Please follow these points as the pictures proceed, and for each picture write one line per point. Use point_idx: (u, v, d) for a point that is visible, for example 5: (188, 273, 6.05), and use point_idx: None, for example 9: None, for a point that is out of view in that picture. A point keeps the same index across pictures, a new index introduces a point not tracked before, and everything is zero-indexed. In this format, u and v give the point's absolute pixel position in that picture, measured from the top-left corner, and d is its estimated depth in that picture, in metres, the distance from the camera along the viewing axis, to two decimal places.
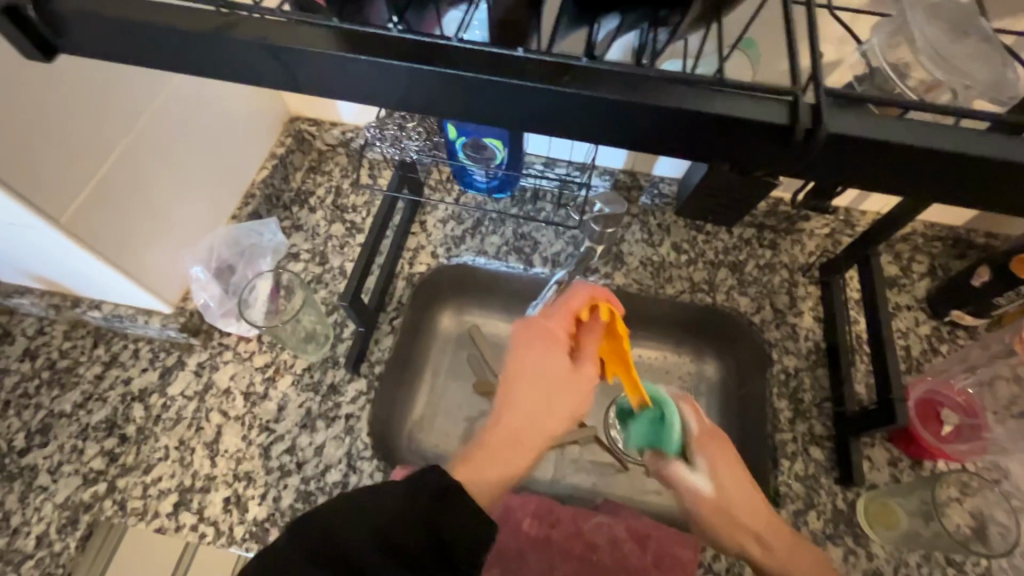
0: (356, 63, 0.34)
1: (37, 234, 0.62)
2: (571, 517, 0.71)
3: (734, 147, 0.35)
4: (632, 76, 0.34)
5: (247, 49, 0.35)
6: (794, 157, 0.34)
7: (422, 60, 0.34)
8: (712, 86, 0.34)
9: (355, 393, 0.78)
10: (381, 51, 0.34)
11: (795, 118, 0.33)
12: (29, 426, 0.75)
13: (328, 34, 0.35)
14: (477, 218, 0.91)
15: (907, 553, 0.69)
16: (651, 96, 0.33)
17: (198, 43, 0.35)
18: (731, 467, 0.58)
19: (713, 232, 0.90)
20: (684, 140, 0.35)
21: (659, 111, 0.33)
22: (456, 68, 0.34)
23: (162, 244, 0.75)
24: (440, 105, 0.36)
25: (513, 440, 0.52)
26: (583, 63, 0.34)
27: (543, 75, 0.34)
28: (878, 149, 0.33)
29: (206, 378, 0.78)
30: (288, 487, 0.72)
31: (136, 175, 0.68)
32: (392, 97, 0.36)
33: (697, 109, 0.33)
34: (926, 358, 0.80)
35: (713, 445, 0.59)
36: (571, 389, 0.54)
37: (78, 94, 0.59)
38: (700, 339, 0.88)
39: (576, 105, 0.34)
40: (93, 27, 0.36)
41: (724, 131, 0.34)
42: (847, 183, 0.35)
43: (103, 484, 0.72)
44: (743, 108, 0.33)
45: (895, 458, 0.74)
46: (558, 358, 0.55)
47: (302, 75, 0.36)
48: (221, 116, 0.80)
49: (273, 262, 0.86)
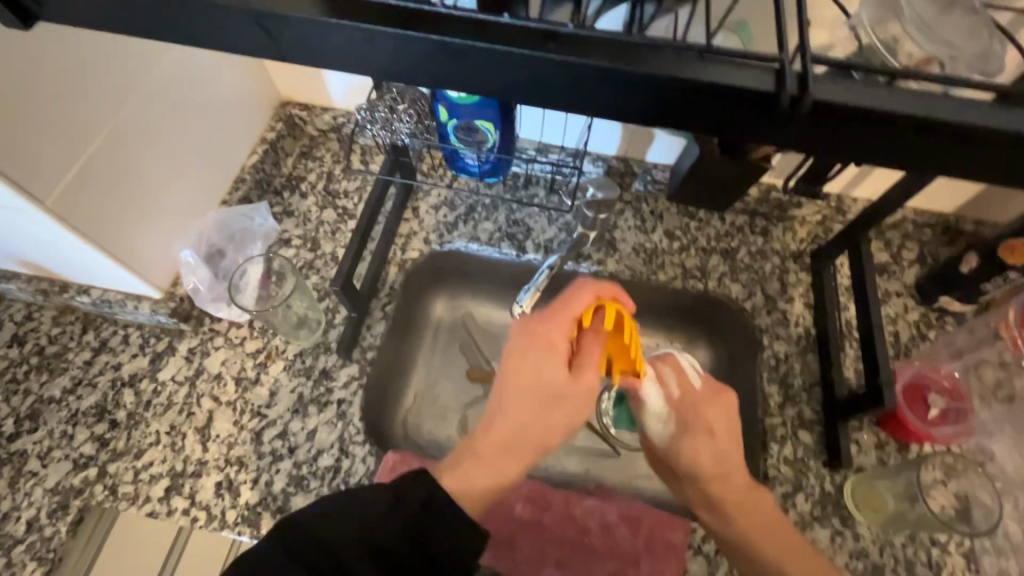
0: (340, 29, 0.34)
1: (24, 216, 0.61)
2: (562, 501, 0.72)
3: (724, 116, 0.35)
4: (620, 43, 0.34)
5: (231, 16, 0.35)
6: (781, 126, 0.34)
7: (407, 26, 0.34)
8: (699, 55, 0.34)
9: (346, 378, 0.78)
10: (368, 17, 0.34)
11: (781, 85, 0.33)
12: (18, 411, 0.75)
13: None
14: (470, 204, 0.91)
15: (893, 534, 0.70)
16: (638, 64, 0.33)
17: (181, 10, 0.35)
18: (703, 440, 0.58)
19: (705, 219, 0.90)
20: (673, 111, 0.35)
21: (647, 80, 0.33)
22: (441, 34, 0.33)
23: (152, 228, 0.74)
24: (427, 72, 0.36)
25: (504, 448, 0.53)
26: (571, 30, 0.34)
27: (531, 42, 0.33)
28: (866, 119, 0.33)
29: (197, 364, 0.78)
30: (280, 471, 0.72)
31: (124, 157, 0.67)
32: (379, 64, 0.36)
33: (684, 77, 0.33)
34: (914, 343, 0.80)
35: (688, 410, 0.59)
36: (568, 398, 0.54)
37: (63, 72, 0.57)
38: (692, 329, 0.87)
39: (564, 73, 0.34)
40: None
41: (711, 100, 0.34)
42: (837, 154, 0.35)
43: (94, 469, 0.71)
44: (731, 76, 0.33)
45: (882, 441, 0.75)
46: (553, 366, 0.54)
47: (287, 43, 0.36)
48: (211, 100, 0.80)
49: (263, 247, 0.86)
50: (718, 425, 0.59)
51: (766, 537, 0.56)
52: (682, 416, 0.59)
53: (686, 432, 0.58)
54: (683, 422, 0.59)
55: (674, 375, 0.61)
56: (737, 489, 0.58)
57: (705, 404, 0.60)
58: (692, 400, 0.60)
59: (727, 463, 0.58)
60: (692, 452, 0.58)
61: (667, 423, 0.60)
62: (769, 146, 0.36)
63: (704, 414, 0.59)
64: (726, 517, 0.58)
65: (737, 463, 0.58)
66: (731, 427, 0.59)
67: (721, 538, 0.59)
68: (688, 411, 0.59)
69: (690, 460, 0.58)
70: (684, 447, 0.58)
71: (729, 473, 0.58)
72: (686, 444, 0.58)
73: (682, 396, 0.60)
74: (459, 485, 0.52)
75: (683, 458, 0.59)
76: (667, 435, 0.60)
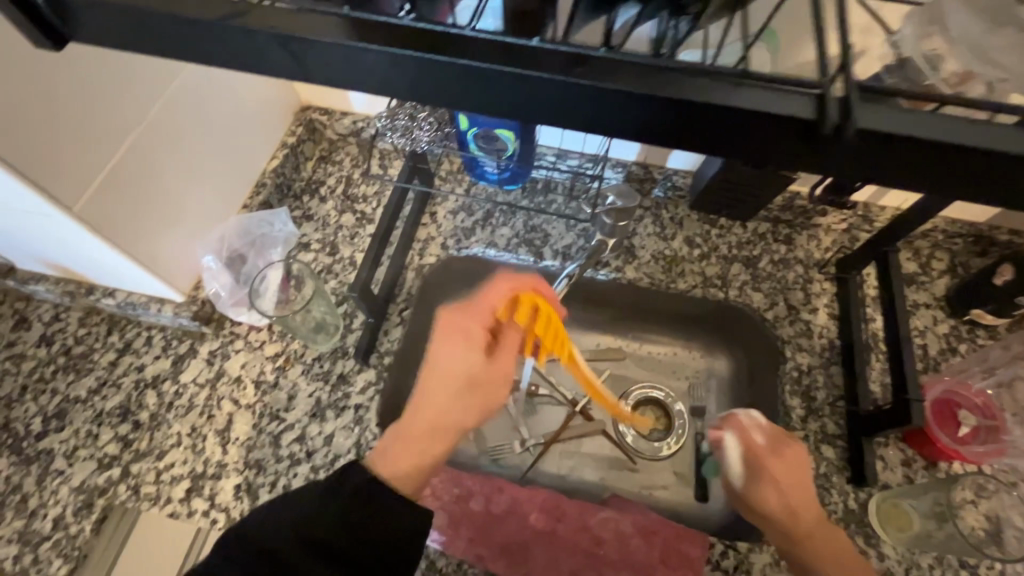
0: (367, 53, 0.34)
1: (52, 222, 0.62)
2: (578, 511, 0.71)
3: (757, 142, 0.34)
4: (653, 68, 0.33)
5: (258, 38, 0.35)
6: (821, 155, 0.34)
7: (435, 51, 0.33)
8: (735, 80, 0.33)
9: (364, 383, 0.78)
10: (395, 41, 0.34)
11: (822, 113, 0.32)
12: (46, 411, 0.76)
13: (339, 21, 0.34)
14: (487, 210, 0.91)
15: (919, 555, 0.68)
16: (669, 88, 0.33)
17: (208, 32, 0.35)
18: (776, 484, 0.57)
19: (727, 226, 0.89)
20: (703, 135, 0.34)
21: (679, 105, 0.33)
22: (471, 60, 0.33)
23: (174, 233, 0.75)
24: (455, 96, 0.35)
25: (429, 434, 0.52)
26: (604, 54, 0.33)
27: (559, 66, 0.33)
28: (907, 146, 0.32)
29: (218, 366, 0.79)
30: (298, 475, 0.72)
31: (148, 164, 0.68)
32: (406, 89, 0.36)
33: (719, 101, 0.32)
34: (944, 357, 0.78)
35: (760, 465, 0.58)
36: (486, 383, 0.54)
37: (90, 82, 0.58)
38: (713, 337, 0.86)
39: (592, 98, 0.33)
40: (103, 17, 0.36)
41: (745, 125, 0.33)
42: (874, 181, 0.35)
43: (118, 469, 0.73)
44: (767, 102, 0.32)
45: (909, 458, 0.73)
46: (472, 353, 0.53)
47: (313, 65, 0.36)
48: (232, 107, 0.80)
49: (284, 252, 0.87)
50: (785, 475, 0.58)
51: (831, 562, 0.55)
52: (756, 467, 0.58)
53: (756, 485, 0.58)
54: (756, 472, 0.58)
55: (744, 429, 0.61)
56: (811, 525, 0.56)
57: (778, 456, 0.59)
58: (768, 449, 0.59)
59: (801, 508, 0.56)
60: (771, 497, 0.57)
61: (741, 479, 0.59)
62: (797, 169, 0.35)
63: (775, 463, 0.58)
64: (798, 551, 0.56)
65: (808, 501, 0.57)
66: (807, 476, 0.58)
67: (795, 563, 0.57)
68: (765, 459, 0.58)
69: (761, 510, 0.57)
70: (761, 494, 0.57)
71: (800, 515, 0.56)
72: (765, 488, 0.57)
73: (754, 451, 0.59)
74: (391, 468, 0.51)
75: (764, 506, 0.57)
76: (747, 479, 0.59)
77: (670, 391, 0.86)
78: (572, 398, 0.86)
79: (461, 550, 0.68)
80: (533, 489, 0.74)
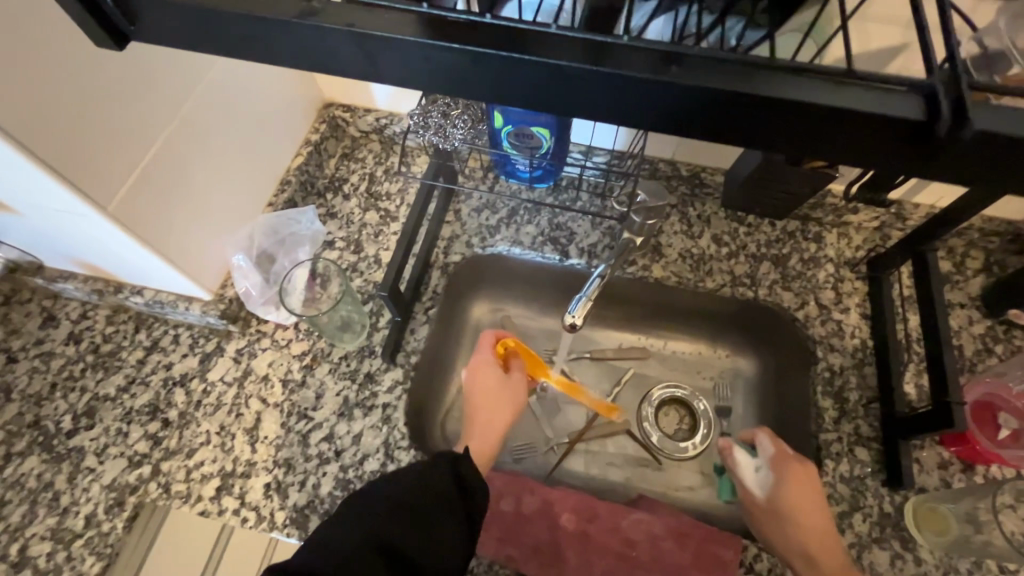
0: (447, 52, 0.34)
1: (86, 221, 0.62)
2: (607, 513, 0.71)
3: (848, 142, 0.34)
4: (741, 66, 0.33)
5: (332, 36, 0.35)
6: (930, 156, 0.33)
7: (518, 50, 0.33)
8: (839, 80, 0.32)
9: (391, 382, 0.78)
10: (478, 39, 0.34)
11: (937, 113, 0.31)
12: (76, 408, 0.77)
13: (416, 20, 0.34)
14: (511, 208, 0.90)
15: (957, 559, 0.67)
16: (766, 88, 0.32)
17: (280, 31, 0.35)
18: (793, 487, 0.64)
19: (756, 224, 0.88)
20: (795, 135, 0.34)
21: (773, 105, 0.33)
22: (556, 58, 0.33)
23: (202, 232, 0.75)
24: (537, 95, 0.35)
25: (483, 430, 0.71)
26: (707, 55, 0.33)
27: (651, 65, 0.33)
28: (1002, 145, 0.31)
29: (245, 365, 0.79)
30: (327, 474, 0.72)
31: (179, 163, 0.67)
32: (486, 87, 0.36)
33: (818, 101, 0.32)
34: (980, 358, 0.77)
35: (788, 467, 0.66)
36: (503, 393, 0.73)
37: (125, 79, 0.58)
38: (740, 336, 0.86)
39: (681, 98, 0.33)
40: (170, 16, 0.36)
41: (845, 125, 0.33)
42: (975, 184, 0.34)
43: (148, 467, 0.73)
44: (872, 102, 0.32)
45: (946, 461, 0.72)
46: (488, 377, 0.73)
47: (385, 63, 0.36)
48: (259, 104, 0.80)
49: (311, 250, 0.86)
50: (810, 487, 0.64)
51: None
52: (785, 470, 0.65)
53: (784, 484, 0.64)
54: (785, 475, 0.65)
55: (777, 440, 0.68)
56: (827, 539, 0.62)
57: (794, 462, 0.66)
58: (782, 454, 0.67)
59: (818, 516, 0.63)
60: (789, 497, 0.64)
61: (768, 476, 0.67)
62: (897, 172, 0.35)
63: (792, 467, 0.65)
64: (813, 562, 0.61)
65: (824, 522, 0.63)
66: (818, 485, 0.65)
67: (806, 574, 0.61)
68: (782, 463, 0.66)
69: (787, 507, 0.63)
70: (787, 493, 0.64)
71: (817, 525, 0.62)
72: (781, 491, 0.64)
73: (784, 456, 0.67)
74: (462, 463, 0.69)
75: (783, 507, 0.64)
76: (767, 484, 0.66)
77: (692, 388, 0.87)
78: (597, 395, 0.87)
79: (493, 551, 0.68)
80: (563, 491, 0.73)
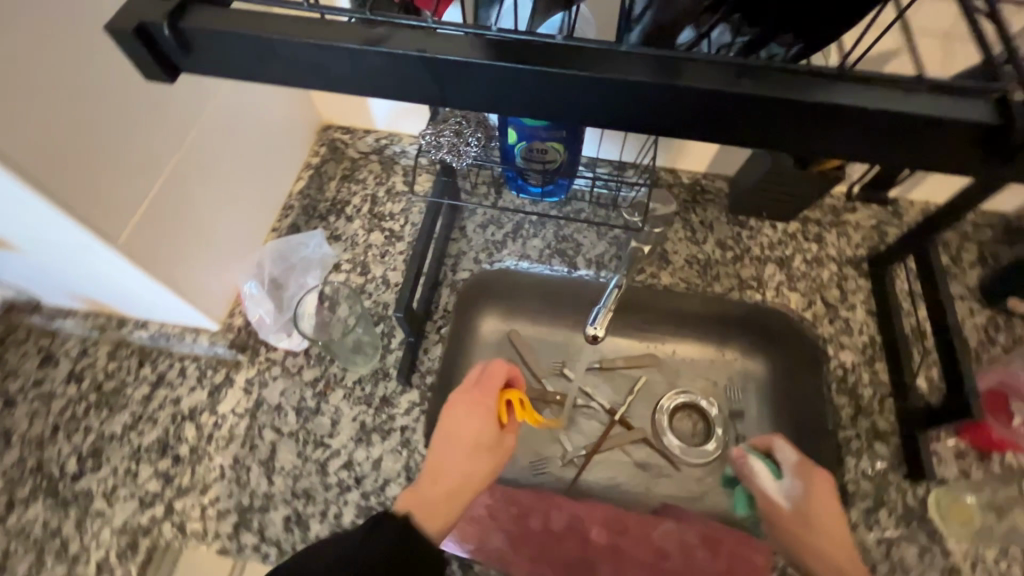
0: (520, 75, 0.34)
1: (90, 254, 0.60)
2: (639, 524, 0.71)
3: (923, 148, 0.35)
4: (811, 77, 0.34)
5: (402, 63, 0.35)
6: (999, 157, 0.34)
7: (592, 70, 0.34)
8: (910, 88, 0.34)
9: (408, 404, 0.77)
10: (550, 60, 0.34)
11: (1006, 116, 0.32)
12: (80, 449, 0.74)
13: (486, 46, 0.35)
14: (517, 222, 0.91)
15: (983, 549, 0.68)
16: (842, 99, 0.33)
17: (346, 60, 0.35)
18: (819, 494, 0.62)
19: (757, 227, 0.89)
20: (868, 141, 0.35)
21: (847, 114, 0.33)
22: (630, 77, 0.34)
23: (209, 261, 0.73)
24: (602, 111, 0.36)
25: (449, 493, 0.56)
26: (780, 66, 0.34)
27: (727, 79, 0.34)
28: None
29: (256, 395, 0.77)
30: (348, 503, 0.71)
31: (184, 192, 0.66)
32: (551, 105, 0.36)
33: (891, 109, 0.33)
34: (984, 348, 0.79)
35: (811, 474, 0.63)
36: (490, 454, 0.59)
37: (133, 110, 0.57)
38: (749, 338, 0.87)
39: (754, 112, 0.34)
40: (226, 47, 0.36)
41: (914, 131, 0.34)
42: None
43: (161, 507, 0.71)
44: (946, 107, 0.33)
45: (963, 451, 0.73)
46: (481, 430, 0.59)
47: (452, 89, 0.36)
48: (261, 130, 0.79)
49: (320, 274, 0.85)
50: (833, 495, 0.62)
51: None
52: (808, 477, 0.63)
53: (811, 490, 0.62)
54: (808, 481, 0.63)
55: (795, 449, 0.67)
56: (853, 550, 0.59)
57: (816, 469, 0.64)
58: (805, 461, 0.65)
59: (842, 524, 0.61)
60: (815, 506, 0.61)
61: (791, 484, 0.63)
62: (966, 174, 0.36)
63: (815, 475, 0.63)
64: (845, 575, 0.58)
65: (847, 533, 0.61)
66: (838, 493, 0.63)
67: None
68: (805, 470, 0.64)
69: (815, 514, 0.61)
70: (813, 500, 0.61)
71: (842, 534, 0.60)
72: (809, 498, 0.61)
73: (806, 464, 0.64)
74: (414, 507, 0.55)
75: (811, 513, 0.61)
76: (792, 494, 0.63)
77: (702, 391, 0.87)
78: (610, 406, 0.86)
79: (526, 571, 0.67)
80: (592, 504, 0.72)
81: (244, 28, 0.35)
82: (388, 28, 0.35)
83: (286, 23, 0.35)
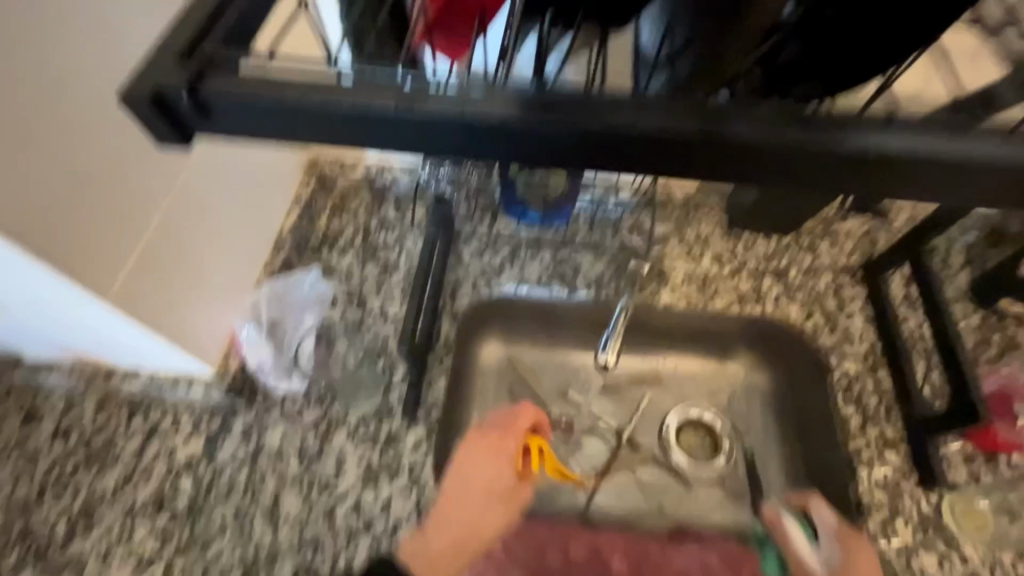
0: (559, 130, 0.34)
1: (77, 309, 0.57)
2: (659, 550, 0.71)
3: (961, 186, 0.34)
4: (849, 122, 0.34)
5: (441, 123, 0.34)
6: None
7: (631, 124, 0.34)
8: (950, 132, 0.33)
9: (415, 441, 0.75)
10: (588, 115, 0.34)
11: None
12: (70, 510, 0.70)
13: (523, 101, 0.34)
14: (513, 247, 0.90)
15: (999, 553, 0.68)
16: (879, 144, 0.33)
17: (379, 122, 0.35)
18: (859, 563, 0.59)
19: (751, 240, 0.90)
20: (908, 183, 0.35)
21: (886, 158, 0.33)
22: (672, 129, 0.34)
23: (202, 306, 0.71)
24: (640, 162, 0.35)
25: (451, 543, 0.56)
26: (814, 110, 0.34)
27: (770, 127, 0.34)
28: None
29: (256, 441, 0.74)
30: (359, 548, 0.68)
31: (176, 236, 0.64)
32: (586, 158, 0.36)
33: (928, 152, 0.33)
34: (980, 350, 0.80)
35: (851, 542, 0.61)
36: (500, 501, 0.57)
37: (118, 156, 0.55)
38: (757, 347, 0.83)
39: (798, 159, 0.34)
40: (245, 108, 0.35)
41: (951, 171, 0.33)
42: None
43: (160, 566, 0.67)
44: (982, 148, 0.33)
45: (970, 455, 0.74)
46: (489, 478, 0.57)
47: (487, 146, 0.35)
48: (250, 166, 0.77)
49: (319, 312, 0.82)
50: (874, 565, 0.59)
51: None
52: (848, 544, 0.61)
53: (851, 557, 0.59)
54: (847, 548, 0.60)
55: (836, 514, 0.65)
56: None
57: (856, 537, 0.62)
58: (845, 528, 0.62)
59: None
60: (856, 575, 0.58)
61: (830, 551, 0.61)
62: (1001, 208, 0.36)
63: (856, 542, 0.61)
64: None
65: None
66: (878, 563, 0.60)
67: None
68: (845, 537, 0.61)
69: None
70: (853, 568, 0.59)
71: None
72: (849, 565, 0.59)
73: (846, 530, 0.62)
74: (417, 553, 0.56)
75: None
76: (829, 560, 0.61)
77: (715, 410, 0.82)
78: (617, 426, 0.81)
79: None
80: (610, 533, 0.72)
81: (269, 92, 0.34)
82: (422, 87, 0.35)
83: (309, 84, 0.35)
